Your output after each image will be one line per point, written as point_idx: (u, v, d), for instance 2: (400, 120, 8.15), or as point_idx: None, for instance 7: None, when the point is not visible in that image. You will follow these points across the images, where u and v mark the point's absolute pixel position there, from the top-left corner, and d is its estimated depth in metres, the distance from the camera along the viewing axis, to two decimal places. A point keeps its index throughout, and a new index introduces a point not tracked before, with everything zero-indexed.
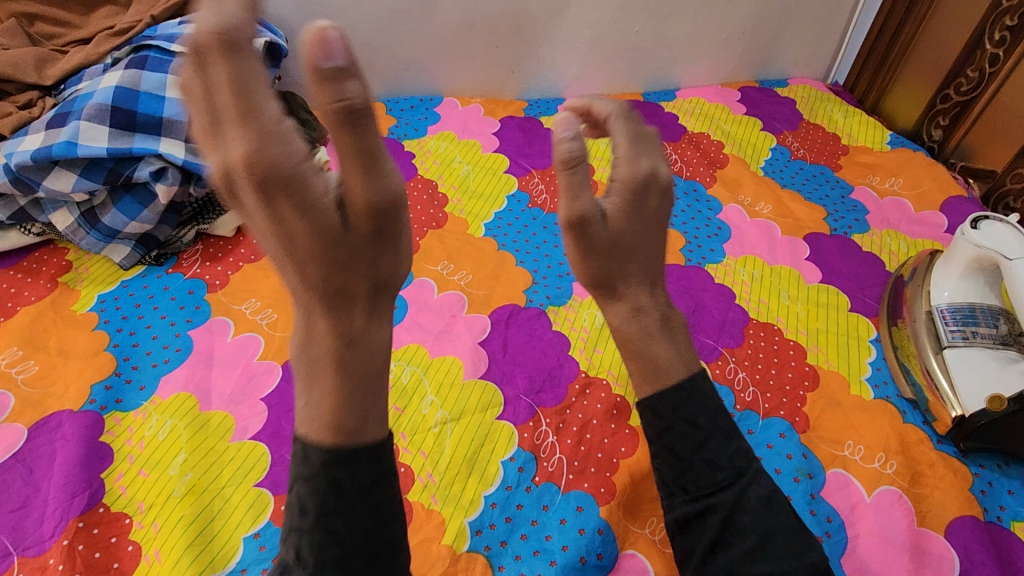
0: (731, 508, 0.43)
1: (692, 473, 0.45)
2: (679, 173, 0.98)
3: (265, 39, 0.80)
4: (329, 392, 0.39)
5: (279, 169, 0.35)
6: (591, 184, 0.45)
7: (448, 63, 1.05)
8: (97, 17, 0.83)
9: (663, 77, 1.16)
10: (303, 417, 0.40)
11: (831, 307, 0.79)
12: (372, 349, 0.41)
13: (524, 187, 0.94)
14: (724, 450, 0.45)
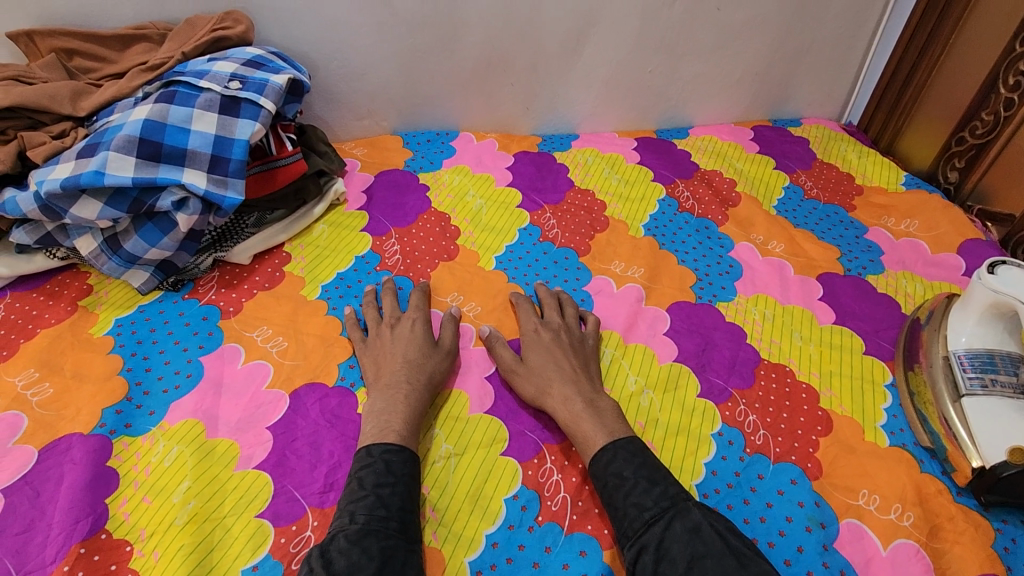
0: (661, 542, 0.54)
1: (627, 517, 0.56)
2: (691, 211, 0.98)
3: (288, 76, 0.82)
4: (377, 439, 0.61)
5: (427, 340, 0.72)
6: (503, 347, 0.73)
7: (464, 99, 1.07)
8: (132, 53, 0.87)
9: (676, 115, 1.18)
10: (359, 456, 0.60)
11: (844, 349, 0.78)
12: (410, 415, 0.64)
13: (536, 222, 0.95)
14: (650, 493, 0.57)
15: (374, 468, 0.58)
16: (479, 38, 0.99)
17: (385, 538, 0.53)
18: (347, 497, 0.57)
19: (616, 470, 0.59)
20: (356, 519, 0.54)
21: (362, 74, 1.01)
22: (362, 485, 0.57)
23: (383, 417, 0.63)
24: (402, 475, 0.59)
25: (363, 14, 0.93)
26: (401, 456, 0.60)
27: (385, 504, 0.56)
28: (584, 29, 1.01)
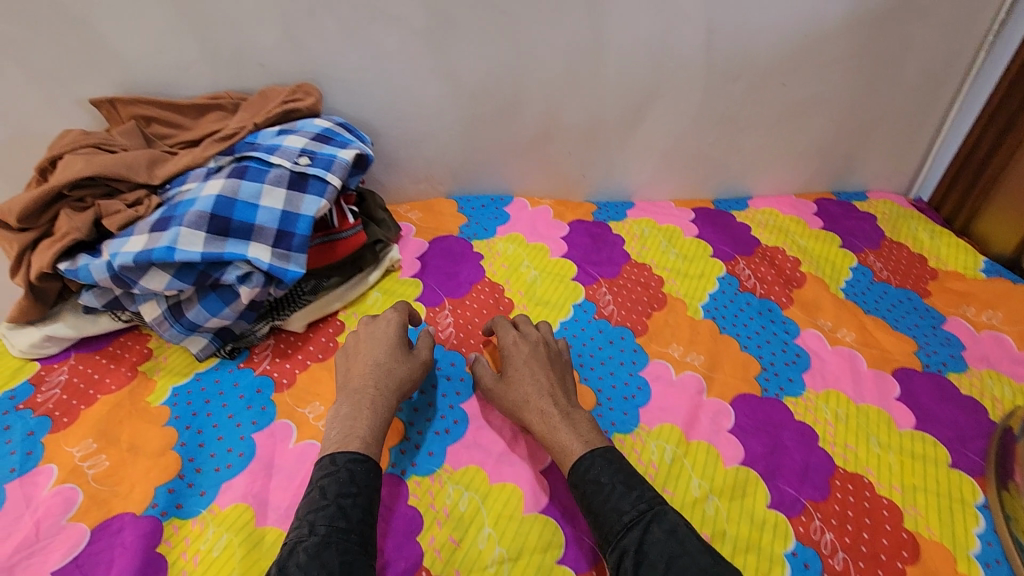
0: (639, 545, 0.55)
1: (607, 522, 0.58)
2: (753, 291, 0.94)
3: (355, 151, 0.84)
4: (342, 447, 0.62)
5: (397, 348, 0.73)
6: (481, 363, 0.75)
7: (521, 166, 1.07)
8: (206, 122, 0.89)
9: (735, 185, 1.15)
10: (322, 463, 0.61)
11: (927, 460, 0.73)
12: (376, 423, 0.65)
13: (591, 297, 0.92)
14: (630, 497, 0.59)
15: (334, 479, 0.59)
16: (540, 110, 0.99)
17: (344, 549, 0.54)
18: (307, 506, 0.57)
19: (594, 477, 0.61)
20: (315, 530, 0.55)
21: (421, 141, 1.01)
22: (324, 494, 0.58)
23: (347, 424, 0.64)
24: (364, 484, 0.60)
25: (428, 86, 0.94)
26: (365, 465, 0.61)
27: (346, 515, 0.56)
28: (646, 102, 0.99)
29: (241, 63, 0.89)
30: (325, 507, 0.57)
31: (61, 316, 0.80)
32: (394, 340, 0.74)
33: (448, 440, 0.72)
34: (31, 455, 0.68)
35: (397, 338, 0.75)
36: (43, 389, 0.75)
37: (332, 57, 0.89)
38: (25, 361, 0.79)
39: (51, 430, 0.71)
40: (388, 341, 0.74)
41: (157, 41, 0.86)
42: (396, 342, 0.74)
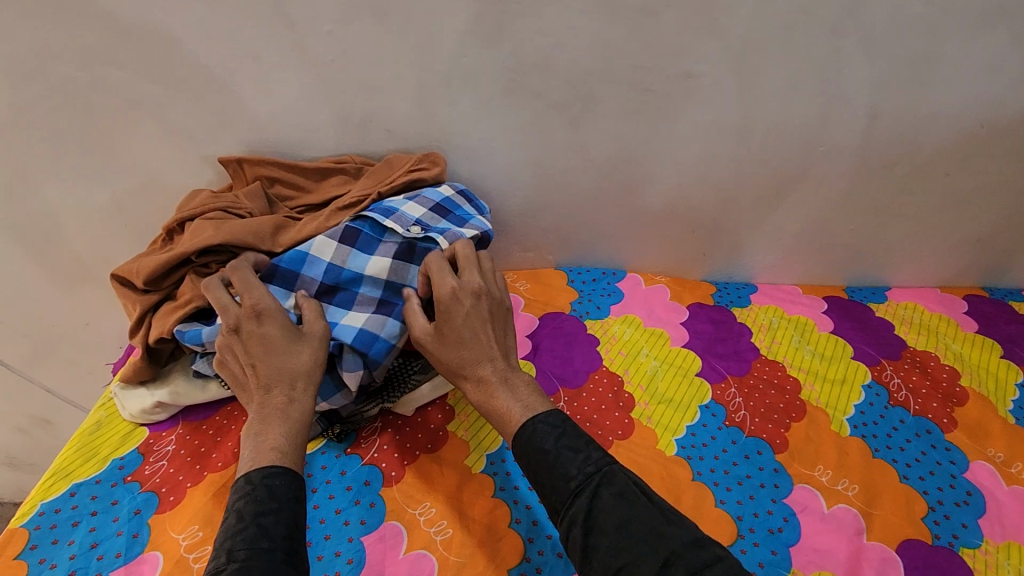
0: (588, 512, 0.53)
1: (554, 491, 0.55)
2: (905, 405, 0.83)
3: (475, 227, 0.80)
4: (255, 464, 0.57)
5: (286, 337, 0.65)
6: (420, 317, 0.69)
7: (639, 241, 1.01)
8: (327, 185, 0.87)
9: (871, 274, 1.04)
10: (237, 487, 0.56)
11: None
12: (294, 430, 0.61)
13: (720, 398, 0.83)
14: (578, 460, 0.56)
15: (253, 498, 0.54)
16: (669, 188, 0.93)
17: (269, 566, 0.49)
18: (224, 533, 0.52)
19: (540, 446, 0.58)
20: (235, 557, 0.49)
21: (538, 211, 0.96)
22: (240, 518, 0.52)
23: (260, 439, 0.60)
24: (283, 499, 0.55)
25: (556, 158, 0.90)
26: (284, 479, 0.56)
27: (268, 534, 0.51)
28: (786, 184, 0.92)
29: (369, 128, 0.87)
30: (243, 530, 0.51)
31: (170, 379, 0.77)
32: (282, 329, 0.65)
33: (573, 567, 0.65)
34: (136, 539, 0.65)
35: (284, 326, 0.66)
36: (151, 460, 0.73)
37: (462, 127, 0.86)
38: (134, 425, 0.77)
39: (157, 510, 0.67)
40: (273, 334, 0.65)
41: (290, 104, 0.84)
42: (284, 330, 0.65)
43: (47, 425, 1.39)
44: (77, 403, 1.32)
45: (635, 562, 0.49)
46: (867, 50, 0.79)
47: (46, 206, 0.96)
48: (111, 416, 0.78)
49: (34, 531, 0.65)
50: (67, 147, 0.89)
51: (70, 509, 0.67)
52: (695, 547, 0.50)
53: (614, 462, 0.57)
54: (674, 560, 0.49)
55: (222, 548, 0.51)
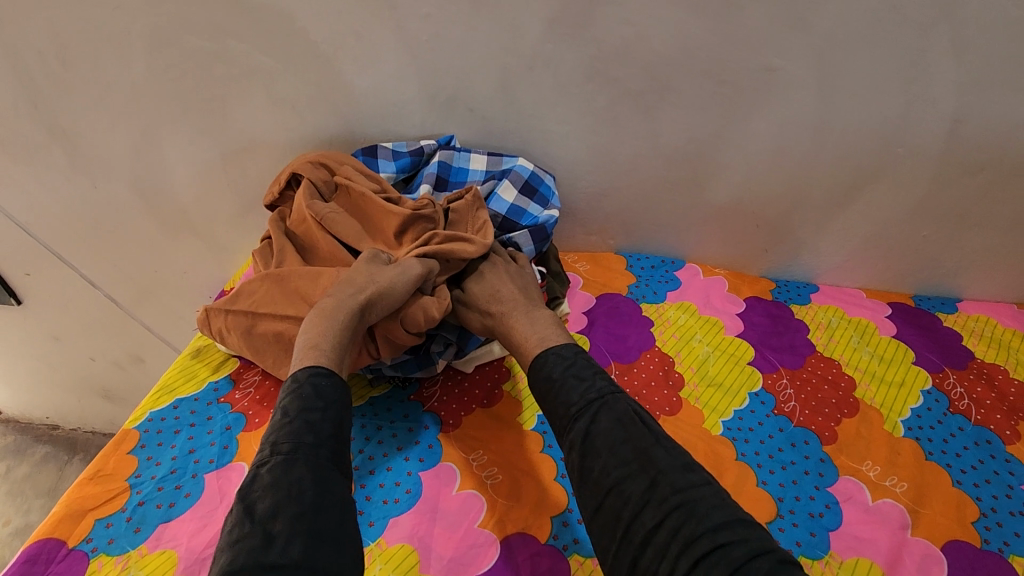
0: (587, 434, 0.58)
1: (559, 415, 0.62)
2: (966, 414, 0.82)
3: (554, 211, 0.92)
4: (302, 365, 0.64)
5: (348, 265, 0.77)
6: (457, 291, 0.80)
7: (699, 233, 1.02)
8: (411, 236, 0.82)
9: (944, 284, 1.01)
10: (287, 386, 0.62)
11: None
12: (329, 329, 0.67)
13: (770, 387, 0.84)
14: (579, 387, 0.62)
15: (299, 393, 0.60)
16: (736, 181, 0.94)
17: (313, 461, 0.55)
18: (272, 428, 0.58)
19: (546, 378, 0.65)
20: (280, 449, 0.55)
21: (605, 196, 1.00)
22: (287, 413, 0.58)
23: (306, 339, 0.67)
24: (329, 401, 0.60)
25: (628, 145, 0.93)
26: (329, 381, 0.63)
27: (313, 430, 0.57)
28: (858, 185, 0.91)
29: (455, 106, 0.94)
30: (290, 425, 0.57)
31: None
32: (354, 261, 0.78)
33: None
34: (227, 449, 0.73)
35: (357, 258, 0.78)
36: (241, 386, 0.82)
37: (539, 110, 0.91)
38: (228, 355, 0.86)
39: (244, 428, 0.76)
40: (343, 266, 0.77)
41: (385, 81, 0.92)
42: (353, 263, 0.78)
43: (139, 362, 1.54)
44: (172, 344, 1.47)
45: (624, 482, 0.54)
46: (958, 52, 0.78)
47: (165, 162, 1.08)
48: (207, 346, 0.88)
49: (144, 433, 0.75)
50: (190, 111, 1.00)
51: (174, 418, 0.77)
52: (684, 469, 0.54)
53: (615, 389, 0.62)
54: (659, 480, 0.53)
55: (266, 445, 0.56)
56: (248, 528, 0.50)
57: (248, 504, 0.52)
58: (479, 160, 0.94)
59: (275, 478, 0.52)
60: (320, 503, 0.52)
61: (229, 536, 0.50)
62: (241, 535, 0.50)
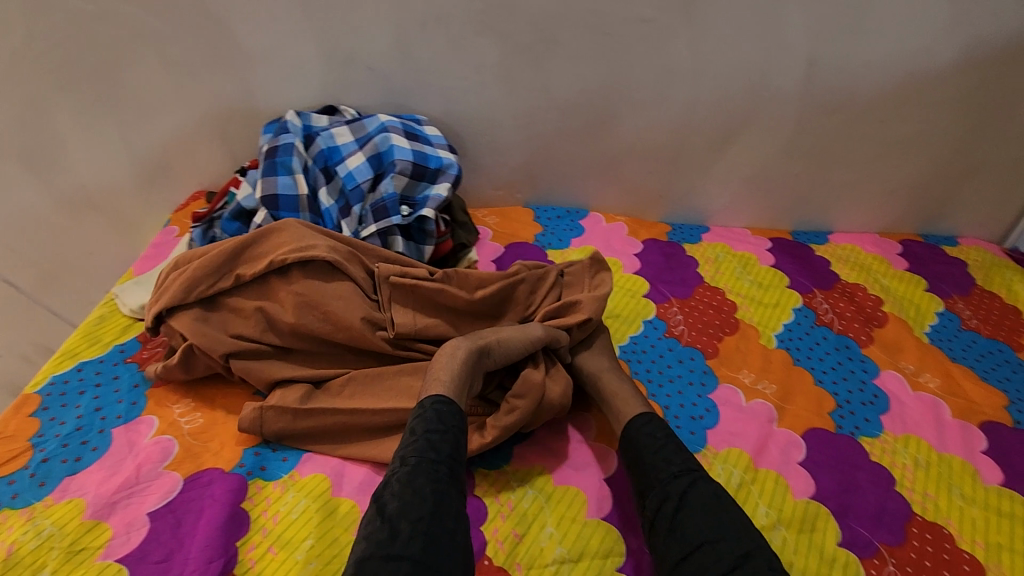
0: (683, 492, 0.57)
1: (655, 469, 0.60)
2: (830, 325, 0.92)
3: (446, 147, 0.97)
4: (427, 392, 0.65)
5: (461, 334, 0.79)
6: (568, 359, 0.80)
7: (599, 182, 1.09)
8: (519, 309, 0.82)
9: (817, 219, 1.12)
10: (414, 409, 0.64)
11: (1015, 520, 0.68)
12: (459, 369, 0.68)
13: (662, 315, 0.92)
14: (680, 454, 0.61)
15: (427, 417, 0.62)
16: (625, 129, 1.01)
17: (434, 475, 0.56)
18: (401, 444, 0.60)
19: (647, 439, 0.63)
20: (406, 461, 0.57)
21: (508, 150, 1.05)
22: (413, 432, 0.60)
23: (435, 372, 0.68)
24: (450, 422, 0.62)
25: (524, 98, 0.98)
26: (451, 408, 0.63)
27: (435, 448, 0.58)
28: (734, 128, 1.00)
29: (353, 65, 0.96)
30: (415, 443, 0.59)
31: None
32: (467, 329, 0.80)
33: (515, 440, 0.74)
34: (135, 405, 0.74)
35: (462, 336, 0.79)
36: (148, 347, 0.82)
37: (437, 67, 0.95)
38: (133, 319, 0.86)
39: (153, 384, 0.77)
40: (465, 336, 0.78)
41: (282, 40, 0.94)
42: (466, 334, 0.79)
43: None
44: None
45: (711, 543, 0.52)
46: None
47: (57, 134, 1.04)
48: (112, 312, 0.87)
49: (46, 396, 0.74)
50: (80, 78, 0.97)
51: (77, 380, 0.76)
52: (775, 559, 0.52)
53: None
54: (753, 554, 0.51)
55: (395, 462, 0.58)
56: (376, 525, 0.52)
57: (378, 507, 0.55)
58: (346, 133, 0.95)
59: (402, 490, 0.54)
60: (439, 515, 0.53)
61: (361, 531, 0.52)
62: (371, 531, 0.52)
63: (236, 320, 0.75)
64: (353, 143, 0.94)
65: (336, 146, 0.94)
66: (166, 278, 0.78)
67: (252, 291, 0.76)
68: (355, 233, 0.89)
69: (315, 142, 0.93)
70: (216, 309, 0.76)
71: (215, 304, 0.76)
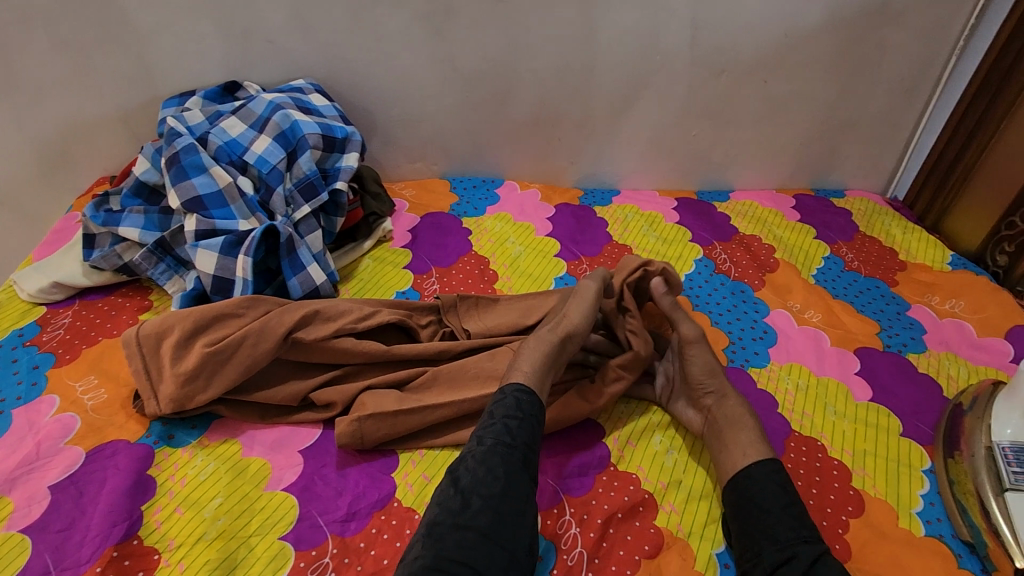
0: (814, 559, 0.54)
1: (782, 526, 0.57)
2: (727, 273, 0.99)
3: (337, 116, 0.97)
4: (510, 380, 0.65)
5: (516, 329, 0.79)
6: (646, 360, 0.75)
7: (512, 151, 1.12)
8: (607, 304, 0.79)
9: (719, 178, 1.19)
10: (494, 394, 0.64)
11: (880, 429, 0.76)
12: (542, 360, 0.67)
13: (572, 271, 0.96)
14: (796, 529, 0.56)
15: (504, 402, 0.62)
16: (530, 96, 1.05)
17: (508, 459, 0.56)
18: (478, 424, 0.61)
19: (759, 501, 0.59)
20: (483, 441, 0.58)
21: (419, 121, 1.07)
22: (492, 416, 0.61)
23: (519, 358, 0.68)
24: (529, 413, 0.61)
25: (428, 68, 1.00)
26: (530, 398, 0.63)
27: (511, 434, 0.59)
28: (633, 92, 1.05)
29: (253, 40, 0.96)
30: (492, 425, 0.60)
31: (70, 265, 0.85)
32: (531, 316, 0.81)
33: None
34: (35, 386, 0.73)
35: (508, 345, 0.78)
36: (49, 330, 0.80)
37: (339, 38, 0.96)
38: (33, 304, 0.84)
39: (54, 365, 0.75)
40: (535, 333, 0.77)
41: (176, 14, 0.93)
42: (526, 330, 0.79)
43: None
44: None
45: None
46: None
47: None
48: (10, 299, 0.85)
49: None
50: None
51: None
52: None
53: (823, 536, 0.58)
54: None
55: (473, 442, 0.59)
56: (450, 492, 0.54)
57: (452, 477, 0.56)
58: (238, 123, 0.90)
59: (473, 469, 0.56)
60: (508, 497, 0.54)
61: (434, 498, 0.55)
62: (444, 499, 0.54)
63: (298, 382, 0.72)
64: (250, 130, 0.90)
65: (234, 138, 0.89)
66: (198, 363, 0.67)
67: (310, 355, 0.72)
68: (288, 216, 0.87)
69: (208, 140, 0.88)
70: (272, 381, 0.71)
71: (260, 378, 0.71)
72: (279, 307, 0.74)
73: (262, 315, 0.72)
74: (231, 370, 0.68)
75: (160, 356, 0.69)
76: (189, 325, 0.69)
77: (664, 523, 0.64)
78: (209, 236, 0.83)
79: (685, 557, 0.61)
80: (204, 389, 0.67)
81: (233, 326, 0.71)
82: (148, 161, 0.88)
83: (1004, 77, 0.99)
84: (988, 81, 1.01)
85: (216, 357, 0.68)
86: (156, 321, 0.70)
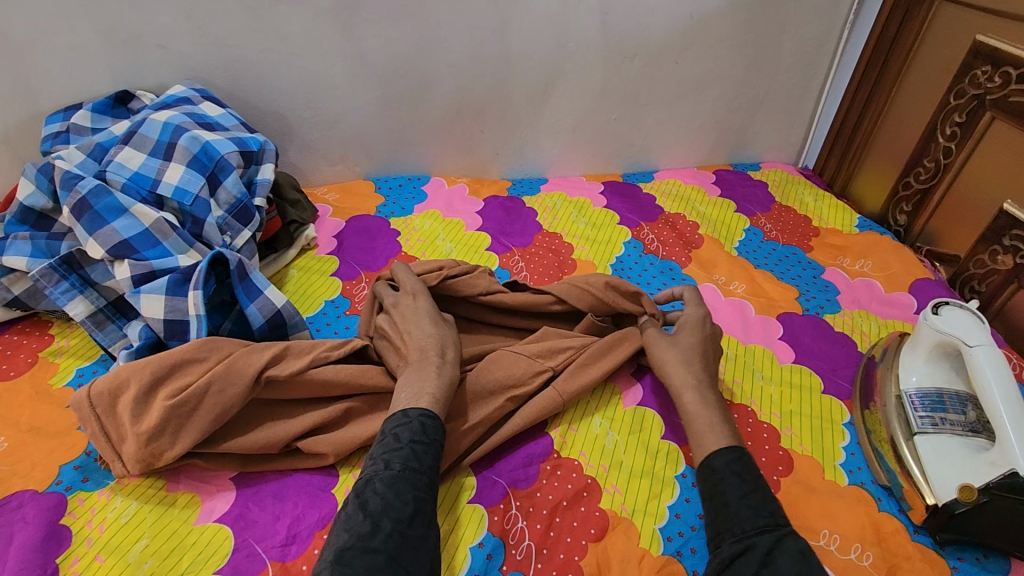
0: (771, 547, 0.51)
1: (739, 517, 0.55)
2: (655, 252, 1.01)
3: (244, 127, 0.94)
4: (412, 403, 0.61)
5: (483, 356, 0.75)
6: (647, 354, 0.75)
7: (437, 146, 1.10)
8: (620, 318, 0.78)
9: (643, 159, 1.21)
10: (394, 416, 0.60)
11: (804, 388, 0.80)
12: (446, 386, 0.63)
13: (505, 265, 0.96)
14: (754, 519, 0.54)
15: (409, 427, 0.58)
16: (448, 89, 1.03)
17: (417, 486, 0.54)
18: (382, 446, 0.57)
19: (722, 493, 0.57)
20: (390, 467, 0.55)
21: (334, 122, 1.03)
22: (399, 439, 0.57)
23: (416, 384, 0.62)
24: (435, 437, 0.59)
25: (336, 66, 0.97)
26: (435, 422, 0.60)
27: (419, 459, 0.56)
28: (550, 79, 1.05)
29: (141, 46, 0.90)
30: (399, 450, 0.56)
31: None
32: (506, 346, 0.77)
33: None
34: None
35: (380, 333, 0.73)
36: None
37: (237, 39, 0.91)
38: None
39: None
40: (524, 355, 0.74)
41: (49, 21, 0.85)
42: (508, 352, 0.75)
43: None
44: None
45: None
46: None
47: None
48: None
49: None
50: None
51: None
52: None
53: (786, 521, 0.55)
54: None
55: (377, 465, 0.55)
56: (359, 519, 0.51)
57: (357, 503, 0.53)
58: (136, 154, 0.82)
59: (377, 496, 0.52)
60: (417, 525, 0.52)
61: (338, 527, 0.51)
62: (350, 527, 0.50)
63: (279, 426, 0.66)
64: (152, 158, 0.82)
65: (137, 172, 0.80)
66: (161, 420, 0.60)
67: (287, 392, 0.67)
68: (228, 243, 0.82)
69: (109, 179, 0.79)
70: (250, 427, 0.65)
71: (233, 426, 0.65)
72: (242, 346, 0.68)
73: (225, 358, 0.66)
74: (200, 422, 0.62)
75: (118, 415, 0.62)
76: (147, 377, 0.62)
77: (608, 505, 0.65)
78: (148, 280, 0.73)
79: (630, 535, 0.62)
80: (172, 446, 0.61)
81: (195, 372, 0.64)
82: (31, 183, 0.80)
83: (891, 46, 1.06)
84: (878, 51, 1.08)
85: (180, 410, 0.61)
86: (108, 377, 0.63)
